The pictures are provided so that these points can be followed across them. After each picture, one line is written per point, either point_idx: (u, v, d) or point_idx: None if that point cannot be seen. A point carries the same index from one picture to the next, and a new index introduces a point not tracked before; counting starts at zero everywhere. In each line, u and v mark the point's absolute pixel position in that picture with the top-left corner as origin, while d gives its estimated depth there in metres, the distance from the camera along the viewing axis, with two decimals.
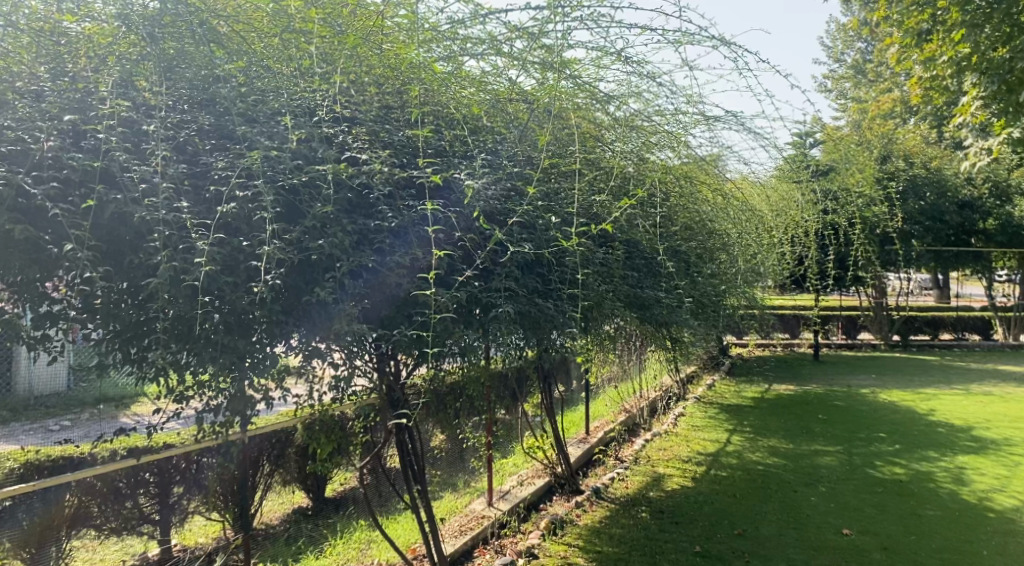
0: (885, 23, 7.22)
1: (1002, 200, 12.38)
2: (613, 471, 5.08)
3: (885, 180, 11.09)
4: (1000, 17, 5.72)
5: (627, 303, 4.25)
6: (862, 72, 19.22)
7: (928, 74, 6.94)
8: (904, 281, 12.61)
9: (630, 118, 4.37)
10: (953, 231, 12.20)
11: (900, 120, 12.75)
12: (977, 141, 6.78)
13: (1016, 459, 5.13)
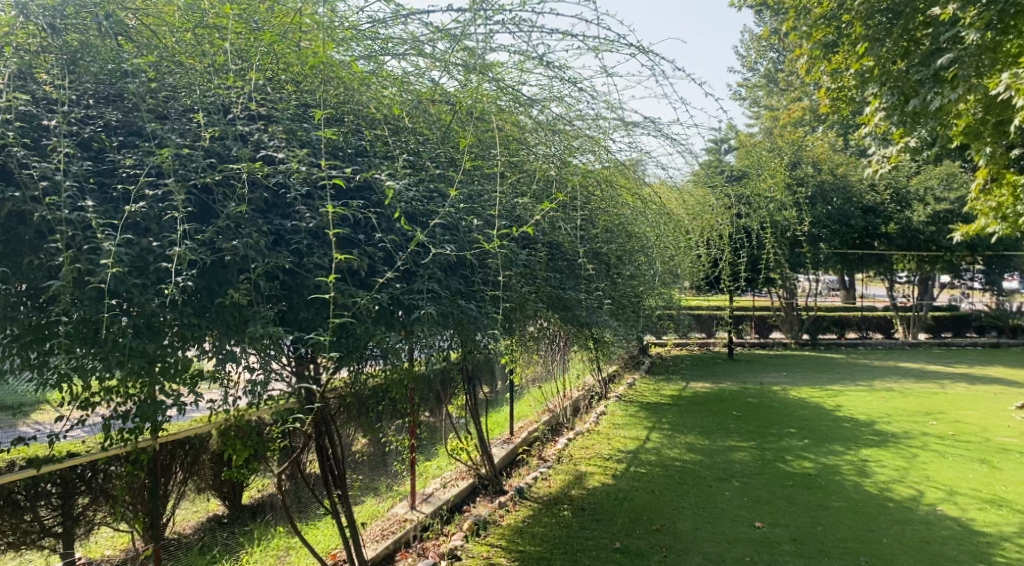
0: (794, 33, 7.56)
1: (902, 206, 13.03)
2: (536, 471, 5.13)
3: (794, 186, 11.67)
4: (900, 31, 6.12)
5: (548, 305, 4.29)
6: (772, 81, 19.86)
7: (835, 85, 7.30)
8: (813, 282, 12.95)
9: (553, 122, 4.43)
10: (857, 234, 12.67)
11: (809, 128, 13.37)
12: (879, 149, 7.11)
13: (915, 451, 5.42)
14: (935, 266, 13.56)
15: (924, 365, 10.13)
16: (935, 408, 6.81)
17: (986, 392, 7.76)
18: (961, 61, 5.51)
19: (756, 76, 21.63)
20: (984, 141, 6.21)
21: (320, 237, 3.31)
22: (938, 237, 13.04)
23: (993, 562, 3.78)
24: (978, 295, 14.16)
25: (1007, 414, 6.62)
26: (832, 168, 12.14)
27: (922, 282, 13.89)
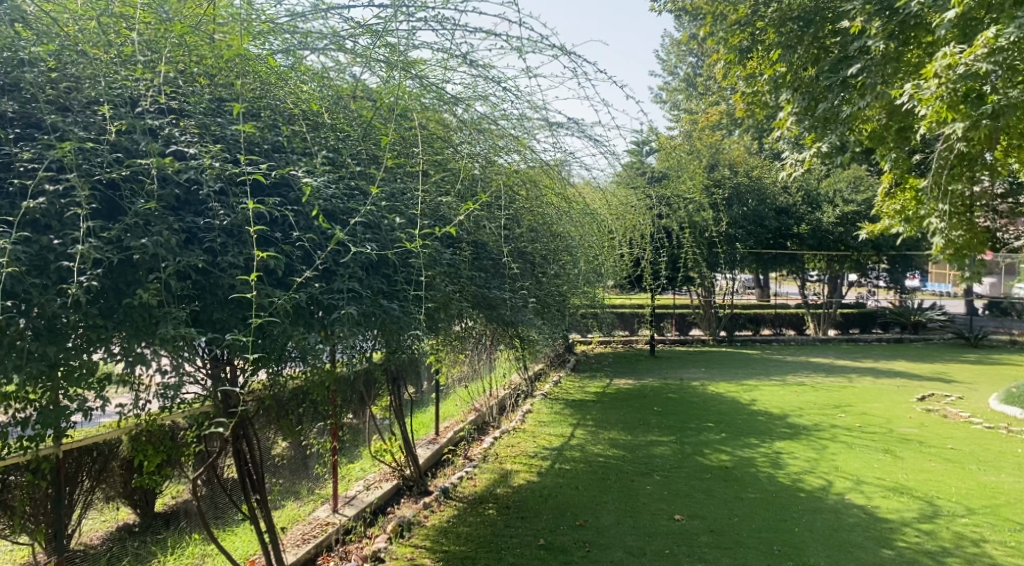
0: (711, 39, 7.79)
1: (814, 208, 13.75)
2: (461, 470, 5.11)
3: (710, 188, 12.44)
4: (811, 39, 6.53)
5: (472, 304, 4.28)
6: (691, 85, 20.41)
7: (750, 90, 7.52)
8: (729, 280, 13.26)
9: (478, 121, 4.39)
10: (771, 234, 13.31)
11: (726, 131, 13.78)
12: (792, 153, 7.40)
13: (825, 442, 5.65)
14: (843, 266, 14.06)
15: (832, 360, 10.58)
16: (843, 401, 7.13)
17: (889, 385, 8.18)
18: (868, 71, 5.81)
19: (676, 80, 22.10)
20: (888, 146, 6.65)
21: (236, 234, 3.20)
22: (846, 238, 13.76)
23: (895, 546, 3.97)
24: (884, 291, 14.58)
25: (908, 405, 7.00)
26: (748, 170, 12.67)
27: (831, 281, 14.26)
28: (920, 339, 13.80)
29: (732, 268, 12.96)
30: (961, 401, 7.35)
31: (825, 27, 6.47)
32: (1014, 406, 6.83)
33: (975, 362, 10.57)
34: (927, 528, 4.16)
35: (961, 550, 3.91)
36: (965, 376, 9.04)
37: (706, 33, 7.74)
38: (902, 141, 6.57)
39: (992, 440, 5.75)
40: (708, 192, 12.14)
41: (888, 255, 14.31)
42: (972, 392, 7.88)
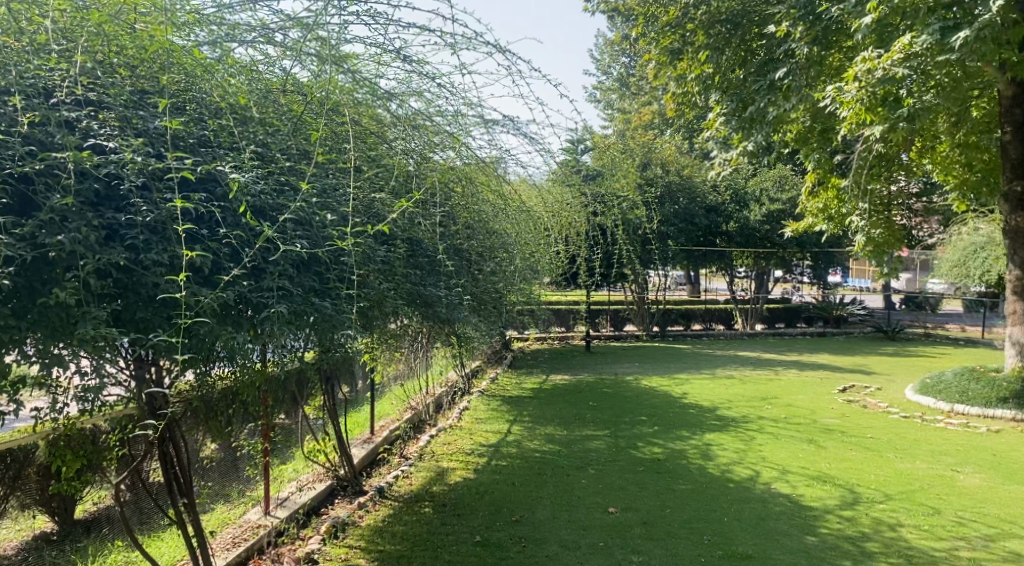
0: (643, 39, 7.98)
1: (741, 205, 14.02)
2: (397, 469, 5.08)
3: (644, 186, 12.55)
4: (738, 42, 6.94)
5: (408, 302, 4.24)
6: (625, 84, 20.68)
7: (680, 91, 7.80)
8: (662, 277, 13.50)
9: (412, 116, 4.29)
10: (700, 233, 13.80)
11: (659, 131, 14.04)
12: (721, 153, 7.64)
13: (753, 434, 5.83)
14: (769, 262, 14.28)
15: (759, 353, 10.92)
16: (769, 393, 7.36)
17: (813, 377, 8.49)
18: (793, 73, 6.16)
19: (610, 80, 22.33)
20: (812, 148, 7.02)
21: (159, 231, 3.09)
22: (773, 236, 14.04)
23: (817, 533, 4.12)
24: (808, 287, 15.29)
25: (831, 396, 7.28)
26: (679, 169, 13.10)
27: (758, 277, 14.57)
28: (841, 333, 14.32)
29: (664, 265, 13.17)
30: (879, 392, 7.69)
31: (751, 30, 6.88)
32: (928, 396, 7.18)
33: (893, 355, 11.09)
34: (847, 515, 4.33)
35: (879, 534, 4.08)
36: (883, 367, 9.46)
37: (639, 34, 7.90)
38: (824, 142, 6.95)
39: (908, 429, 6.02)
40: (641, 190, 12.33)
41: (813, 252, 14.73)
42: (889, 383, 8.25)
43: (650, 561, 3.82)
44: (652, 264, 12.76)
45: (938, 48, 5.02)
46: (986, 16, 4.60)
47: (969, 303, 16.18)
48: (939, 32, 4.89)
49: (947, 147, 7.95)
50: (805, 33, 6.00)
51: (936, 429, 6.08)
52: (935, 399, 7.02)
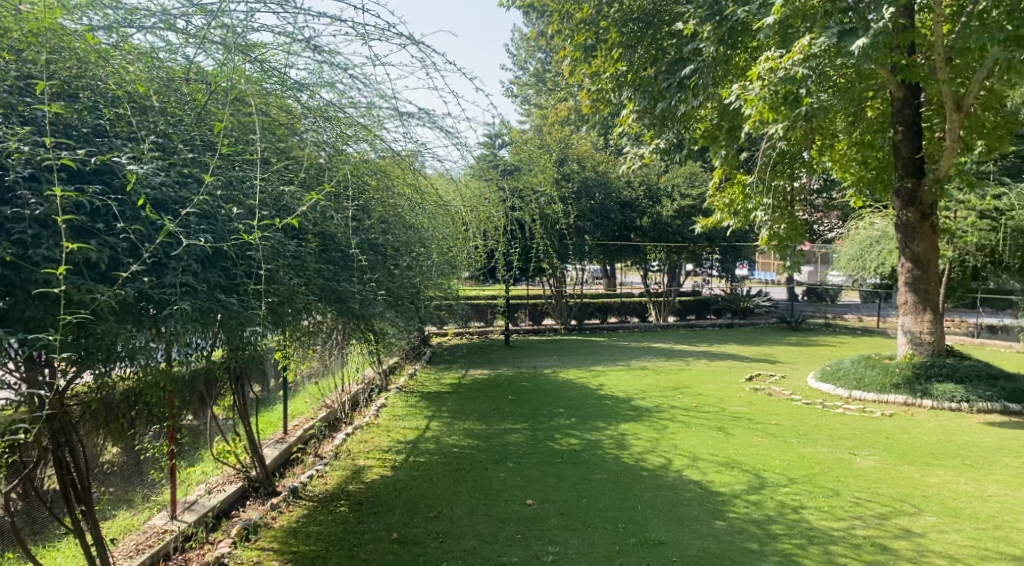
0: (559, 36, 8.20)
1: (653, 202, 14.36)
2: (311, 469, 4.97)
3: (560, 181, 12.62)
4: (650, 40, 7.36)
5: (320, 298, 4.10)
6: (540, 81, 20.80)
7: (595, 88, 8.10)
8: (579, 271, 13.74)
9: (323, 108, 4.18)
10: (616, 227, 13.81)
11: (575, 126, 14.24)
12: (634, 148, 8.05)
13: (666, 423, 5.99)
14: (681, 256, 14.76)
15: (672, 344, 11.23)
16: (681, 383, 7.58)
17: (722, 366, 8.80)
18: (701, 71, 6.46)
19: (525, 76, 22.44)
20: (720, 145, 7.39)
21: (48, 223, 2.90)
22: (683, 231, 14.43)
23: (726, 518, 4.26)
24: (717, 281, 15.70)
25: (739, 385, 7.55)
26: (594, 165, 13.29)
27: (671, 270, 14.96)
28: (750, 324, 14.88)
29: (581, 259, 13.37)
30: (783, 380, 8.04)
31: (661, 29, 7.35)
32: (828, 383, 7.55)
33: (797, 344, 11.60)
34: (754, 499, 4.50)
35: (782, 517, 4.25)
36: (786, 356, 9.90)
37: (554, 31, 8.08)
38: (731, 140, 7.27)
39: (810, 415, 6.31)
40: (558, 185, 12.45)
41: (722, 247, 15.24)
42: (793, 371, 8.64)
43: (567, 551, 3.87)
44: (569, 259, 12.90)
45: (836, 50, 5.27)
46: (879, 24, 4.94)
47: (864, 293, 17.12)
48: (836, 35, 5.18)
49: (845, 145, 8.36)
50: (712, 33, 6.31)
51: (836, 414, 6.40)
52: (834, 385, 7.40)
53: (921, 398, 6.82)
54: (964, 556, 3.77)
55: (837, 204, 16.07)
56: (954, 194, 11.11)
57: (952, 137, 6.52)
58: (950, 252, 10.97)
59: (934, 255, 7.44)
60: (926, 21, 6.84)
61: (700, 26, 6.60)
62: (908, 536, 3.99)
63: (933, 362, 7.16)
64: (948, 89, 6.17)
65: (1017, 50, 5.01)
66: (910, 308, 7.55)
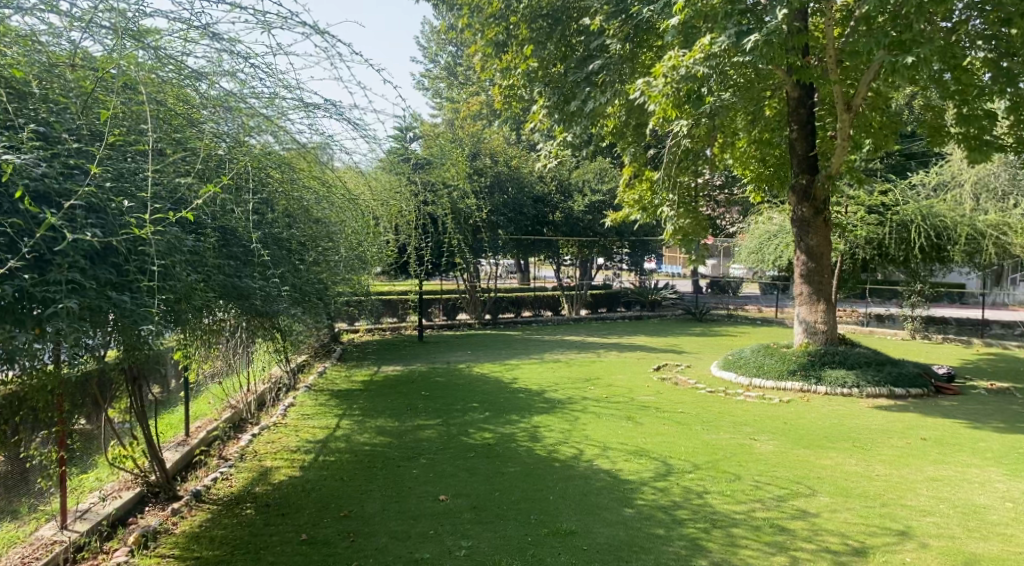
0: (469, 31, 8.36)
1: (565, 196, 14.50)
2: (215, 471, 4.81)
3: (473, 175, 12.62)
4: (559, 37, 7.65)
5: (220, 295, 3.94)
6: (452, 74, 20.63)
7: (506, 83, 8.32)
8: (494, 266, 13.70)
9: (224, 98, 4.07)
10: (529, 222, 13.93)
11: (487, 122, 14.31)
12: (547, 144, 8.26)
13: (578, 414, 6.08)
14: (592, 251, 15.02)
15: (584, 337, 11.42)
16: (593, 375, 7.73)
17: (631, 357, 9.03)
18: (607, 67, 7.04)
19: (437, 68, 22.21)
20: (627, 141, 7.85)
21: None
22: (594, 226, 14.72)
23: (635, 505, 4.36)
24: (627, 274, 16.17)
25: (648, 375, 7.78)
26: (507, 160, 13.33)
27: (582, 265, 15.17)
28: (656, 316, 15.52)
29: (495, 254, 13.33)
30: (689, 369, 8.35)
31: (570, 25, 7.61)
32: (730, 371, 7.86)
33: (701, 334, 12.02)
34: (661, 485, 4.62)
35: (688, 502, 4.39)
36: (693, 346, 10.22)
37: (464, 23, 8.17)
38: (638, 136, 7.75)
39: (714, 403, 6.53)
40: (471, 180, 12.40)
41: (630, 241, 15.57)
42: (698, 360, 8.93)
43: (479, 545, 3.87)
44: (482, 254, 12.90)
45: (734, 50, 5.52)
46: (774, 24, 5.16)
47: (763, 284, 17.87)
48: (735, 35, 5.41)
49: (744, 143, 8.57)
50: (619, 30, 6.97)
51: (738, 401, 6.65)
52: (737, 373, 7.70)
53: (815, 384, 7.16)
54: (854, 532, 3.98)
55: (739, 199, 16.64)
56: (846, 190, 11.63)
57: (844, 136, 6.85)
58: (842, 245, 11.59)
59: (828, 249, 7.80)
60: (818, 25, 7.16)
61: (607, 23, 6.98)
62: (804, 516, 4.18)
63: (827, 350, 7.55)
64: (838, 89, 6.48)
65: (900, 55, 5.28)
66: (805, 299, 7.93)
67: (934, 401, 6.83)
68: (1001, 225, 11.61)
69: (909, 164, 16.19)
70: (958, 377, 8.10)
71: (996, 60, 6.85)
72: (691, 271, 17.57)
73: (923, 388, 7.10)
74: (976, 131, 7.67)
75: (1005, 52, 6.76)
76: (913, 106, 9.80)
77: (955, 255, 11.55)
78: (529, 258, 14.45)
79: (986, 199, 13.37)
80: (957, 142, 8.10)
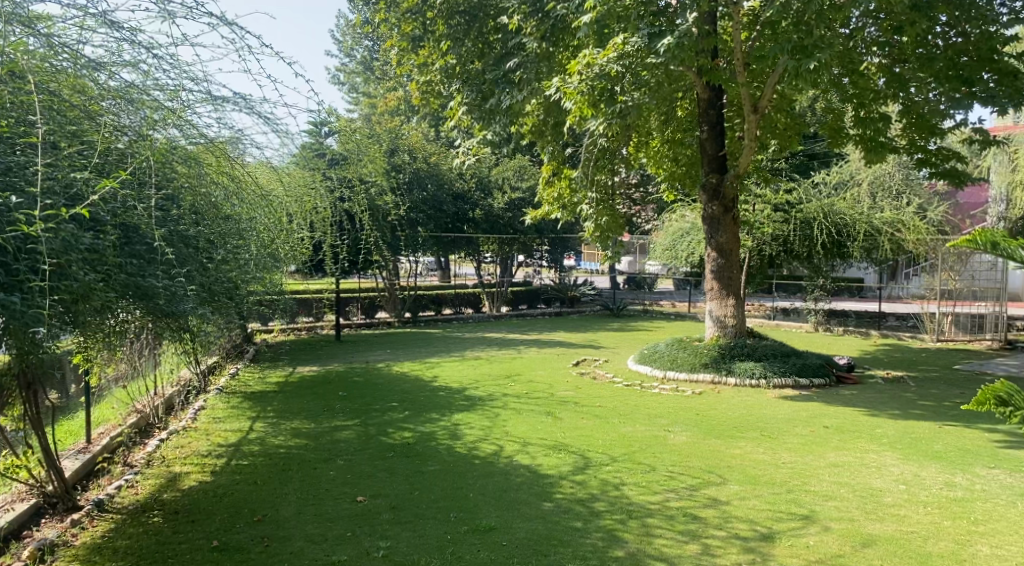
0: (385, 26, 8.41)
1: (484, 194, 14.59)
2: (119, 479, 4.60)
3: (391, 172, 12.54)
4: (476, 34, 7.78)
5: (122, 295, 3.73)
6: (369, 69, 20.48)
7: (424, 79, 8.45)
8: (413, 263, 13.65)
9: (125, 89, 3.87)
10: (449, 219, 13.89)
11: (405, 119, 14.25)
12: (466, 141, 8.36)
13: (498, 411, 6.12)
14: (512, 248, 15.08)
15: (504, 334, 11.47)
16: (513, 371, 7.78)
17: (550, 353, 9.12)
18: (524, 66, 7.20)
19: (353, 62, 21.87)
20: (546, 140, 7.88)
21: None
22: (514, 223, 14.82)
23: (553, 499, 4.41)
24: (546, 271, 16.11)
25: (566, 370, 7.88)
26: (426, 157, 13.24)
27: (502, 261, 15.18)
28: (575, 313, 15.71)
29: (414, 252, 13.20)
30: (607, 363, 8.50)
31: (487, 23, 7.75)
32: (646, 364, 8.05)
33: (619, 330, 12.24)
34: (579, 479, 4.69)
35: (604, 494, 4.47)
36: (610, 341, 10.40)
37: (380, 18, 8.29)
38: (557, 135, 7.80)
39: (629, 396, 6.67)
40: (389, 176, 12.32)
41: (549, 238, 15.91)
42: (615, 355, 9.11)
43: (397, 545, 3.84)
44: (401, 251, 12.77)
45: (647, 52, 5.85)
46: (684, 26, 5.36)
47: (677, 280, 18.32)
48: (648, 37, 5.71)
49: (657, 143, 8.95)
50: (536, 29, 7.10)
51: (652, 394, 6.81)
52: (652, 367, 7.91)
53: (726, 375, 7.40)
54: (761, 518, 4.14)
55: (655, 198, 17.04)
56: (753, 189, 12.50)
57: (750, 136, 7.10)
58: (751, 241, 12.31)
59: (736, 245, 8.08)
60: (727, 28, 7.42)
61: (525, 21, 7.18)
62: (715, 504, 4.32)
63: (735, 343, 7.82)
64: (745, 90, 6.72)
65: (803, 59, 5.55)
66: (715, 294, 8.18)
67: (835, 391, 7.16)
68: (896, 222, 11.87)
69: (812, 164, 16.98)
70: (857, 367, 8.53)
71: (888, 66, 7.63)
72: (608, 268, 17.87)
73: (825, 378, 7.45)
74: (871, 132, 8.09)
75: (896, 58, 7.54)
76: (813, 108, 10.37)
77: (854, 251, 12.21)
78: (449, 255, 14.39)
79: (882, 198, 14.17)
80: (855, 143, 8.52)
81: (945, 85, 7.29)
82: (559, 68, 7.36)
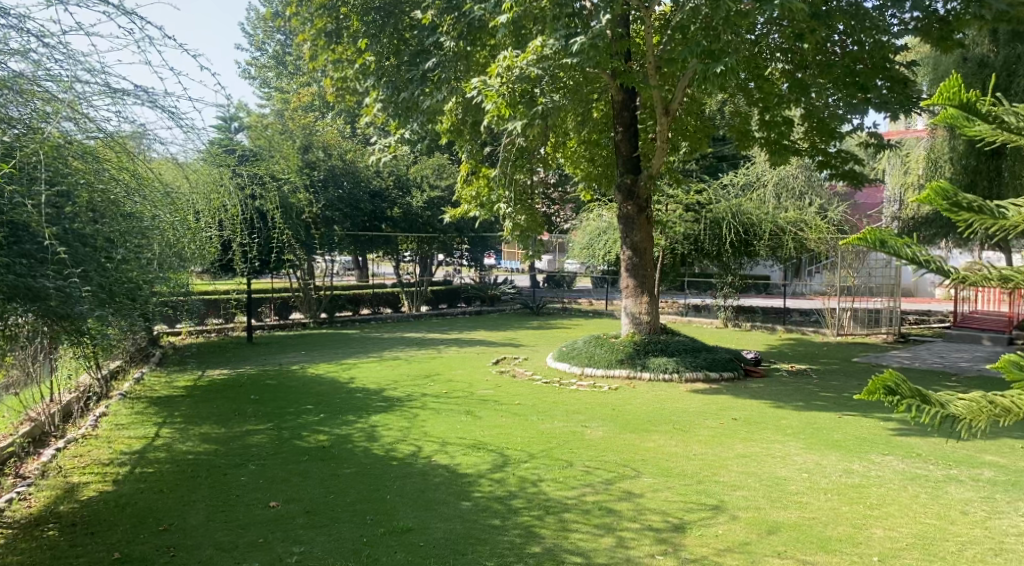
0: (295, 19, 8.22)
1: (403, 191, 14.46)
2: (10, 491, 4.33)
3: (305, 169, 12.49)
4: (391, 30, 7.68)
5: (9, 298, 3.51)
6: (282, 62, 20.08)
7: (338, 74, 8.42)
8: (330, 263, 13.46)
9: (12, 79, 3.65)
10: (367, 217, 13.66)
11: (320, 116, 14.01)
12: (380, 138, 8.41)
13: (416, 411, 6.08)
14: (433, 247, 15.01)
15: (424, 334, 11.40)
16: (432, 371, 7.74)
17: (470, 352, 9.13)
18: (443, 65, 7.22)
19: (265, 56, 21.31)
20: (464, 139, 7.89)
21: None
22: (433, 222, 14.66)
23: (471, 498, 4.41)
24: (466, 270, 16.35)
25: (485, 369, 7.90)
26: (342, 153, 13.06)
27: (421, 261, 15.09)
28: (496, 312, 15.75)
29: (330, 251, 13.03)
30: (527, 361, 8.56)
31: (402, 19, 7.69)
32: (564, 362, 8.15)
33: (541, 328, 12.35)
34: (497, 477, 4.71)
35: (523, 491, 4.50)
36: (529, 339, 10.49)
37: (292, 12, 8.12)
38: (474, 134, 7.85)
39: (548, 393, 6.74)
40: (303, 173, 12.11)
41: (466, 237, 15.66)
42: (535, 353, 9.18)
43: (311, 550, 3.75)
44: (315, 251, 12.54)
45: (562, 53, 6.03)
46: (597, 28, 5.47)
47: (596, 278, 18.61)
48: (563, 39, 5.84)
49: (574, 143, 9.12)
50: (453, 28, 7.11)
51: (570, 391, 6.90)
52: (569, 364, 8.01)
53: (640, 371, 7.59)
54: (673, 509, 4.25)
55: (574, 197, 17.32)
56: (665, 189, 12.94)
57: (662, 138, 7.30)
58: (664, 241, 12.71)
59: (649, 245, 8.28)
60: (640, 31, 7.61)
61: (440, 18, 7.22)
62: (629, 498, 4.41)
63: (650, 340, 8.00)
64: (658, 93, 6.89)
65: (712, 63, 5.74)
66: (632, 292, 8.33)
67: (743, 384, 7.42)
68: (799, 221, 12.45)
69: (723, 166, 17.59)
70: (765, 361, 8.87)
71: (791, 71, 8.02)
72: (528, 267, 18.00)
73: (734, 371, 7.70)
74: (776, 135, 8.50)
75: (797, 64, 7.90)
76: (723, 111, 10.76)
77: (761, 250, 12.73)
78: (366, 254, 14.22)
79: (789, 199, 14.77)
80: (761, 145, 8.87)
81: (842, 91, 7.63)
82: (476, 67, 7.42)
